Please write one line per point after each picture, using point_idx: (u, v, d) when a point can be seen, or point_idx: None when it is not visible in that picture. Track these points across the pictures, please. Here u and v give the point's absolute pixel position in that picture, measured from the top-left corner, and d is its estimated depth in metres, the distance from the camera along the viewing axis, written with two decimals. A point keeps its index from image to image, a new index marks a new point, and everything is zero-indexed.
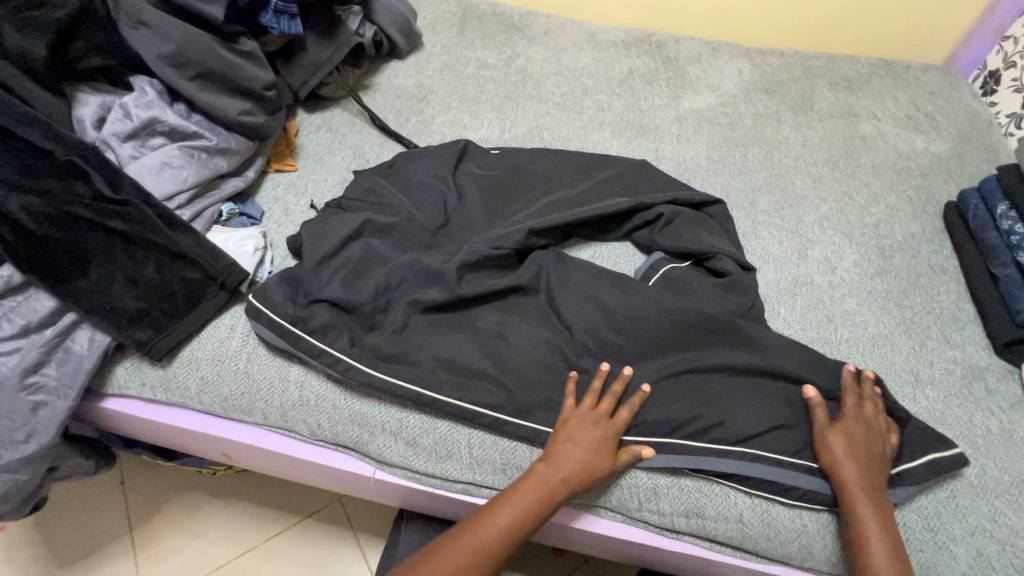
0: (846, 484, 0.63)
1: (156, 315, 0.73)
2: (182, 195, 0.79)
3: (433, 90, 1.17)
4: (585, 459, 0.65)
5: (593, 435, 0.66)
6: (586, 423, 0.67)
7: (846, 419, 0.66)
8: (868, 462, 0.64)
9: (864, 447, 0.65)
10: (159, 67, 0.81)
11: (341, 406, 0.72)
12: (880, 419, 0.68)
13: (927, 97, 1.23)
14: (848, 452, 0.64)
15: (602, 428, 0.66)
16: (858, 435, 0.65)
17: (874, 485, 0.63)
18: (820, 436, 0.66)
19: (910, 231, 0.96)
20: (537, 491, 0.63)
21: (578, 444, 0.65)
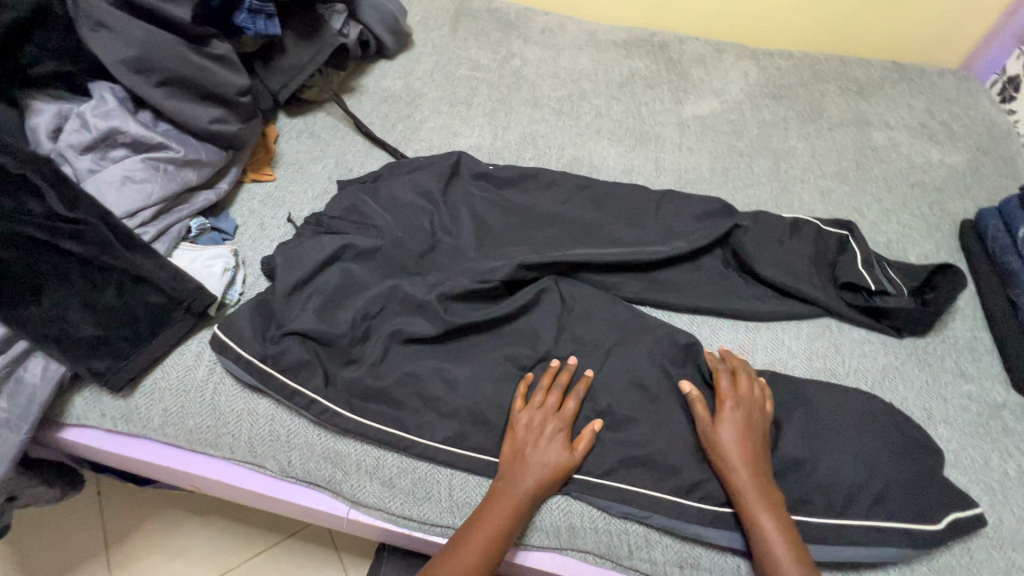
0: (743, 492, 0.60)
1: (115, 342, 0.68)
2: (146, 211, 0.74)
3: (423, 93, 1.11)
4: (543, 477, 0.62)
5: (551, 448, 0.63)
6: (543, 435, 0.64)
7: (725, 406, 0.65)
8: (756, 455, 0.62)
9: (751, 436, 0.63)
10: (121, 73, 0.75)
11: (314, 443, 0.68)
12: (755, 391, 0.67)
13: (943, 105, 1.16)
14: (738, 446, 0.62)
15: (558, 440, 0.64)
16: (738, 417, 0.64)
17: (765, 481, 0.61)
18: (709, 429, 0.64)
19: (924, 251, 0.90)
20: (500, 517, 0.61)
21: (537, 460, 0.63)
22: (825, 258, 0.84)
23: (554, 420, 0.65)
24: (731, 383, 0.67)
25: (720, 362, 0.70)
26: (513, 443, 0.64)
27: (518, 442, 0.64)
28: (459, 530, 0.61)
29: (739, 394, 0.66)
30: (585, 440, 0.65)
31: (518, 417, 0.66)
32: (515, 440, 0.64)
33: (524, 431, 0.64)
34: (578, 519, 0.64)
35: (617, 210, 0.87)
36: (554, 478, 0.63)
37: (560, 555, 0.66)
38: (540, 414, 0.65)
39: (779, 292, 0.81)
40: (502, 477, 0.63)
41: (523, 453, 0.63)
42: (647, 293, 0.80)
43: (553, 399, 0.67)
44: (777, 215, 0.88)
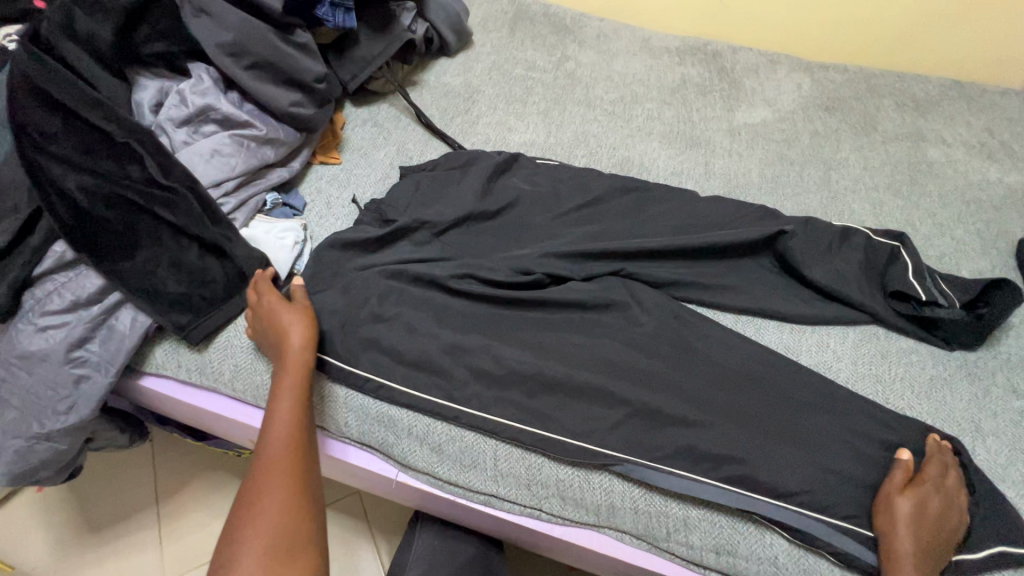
0: (899, 553, 0.59)
1: (196, 300, 0.74)
2: (229, 183, 0.81)
3: (481, 90, 1.16)
4: (301, 349, 0.67)
5: (293, 324, 0.68)
6: (292, 313, 0.69)
7: (925, 485, 0.62)
8: (931, 535, 0.59)
9: (936, 520, 0.60)
10: (216, 55, 0.82)
11: (369, 406, 0.72)
12: (961, 493, 0.63)
13: (1004, 125, 1.14)
14: (914, 518, 0.60)
15: (298, 317, 0.68)
16: (928, 496, 0.61)
17: (930, 559, 0.59)
18: (887, 497, 0.62)
19: (977, 267, 0.90)
20: (281, 403, 0.63)
21: (290, 329, 0.67)
22: (873, 266, 0.84)
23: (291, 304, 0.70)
24: (926, 478, 0.63)
25: (937, 449, 0.66)
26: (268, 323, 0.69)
27: (273, 318, 0.69)
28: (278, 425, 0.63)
29: (931, 478, 0.63)
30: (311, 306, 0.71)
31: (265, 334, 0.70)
32: (272, 321, 0.68)
33: (282, 312, 0.69)
34: (619, 499, 0.66)
35: (666, 207, 0.89)
36: (304, 355, 0.67)
37: (597, 533, 0.69)
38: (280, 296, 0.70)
39: (825, 296, 0.82)
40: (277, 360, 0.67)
41: (285, 331, 0.67)
42: (693, 288, 0.81)
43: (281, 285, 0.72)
44: (826, 222, 0.89)
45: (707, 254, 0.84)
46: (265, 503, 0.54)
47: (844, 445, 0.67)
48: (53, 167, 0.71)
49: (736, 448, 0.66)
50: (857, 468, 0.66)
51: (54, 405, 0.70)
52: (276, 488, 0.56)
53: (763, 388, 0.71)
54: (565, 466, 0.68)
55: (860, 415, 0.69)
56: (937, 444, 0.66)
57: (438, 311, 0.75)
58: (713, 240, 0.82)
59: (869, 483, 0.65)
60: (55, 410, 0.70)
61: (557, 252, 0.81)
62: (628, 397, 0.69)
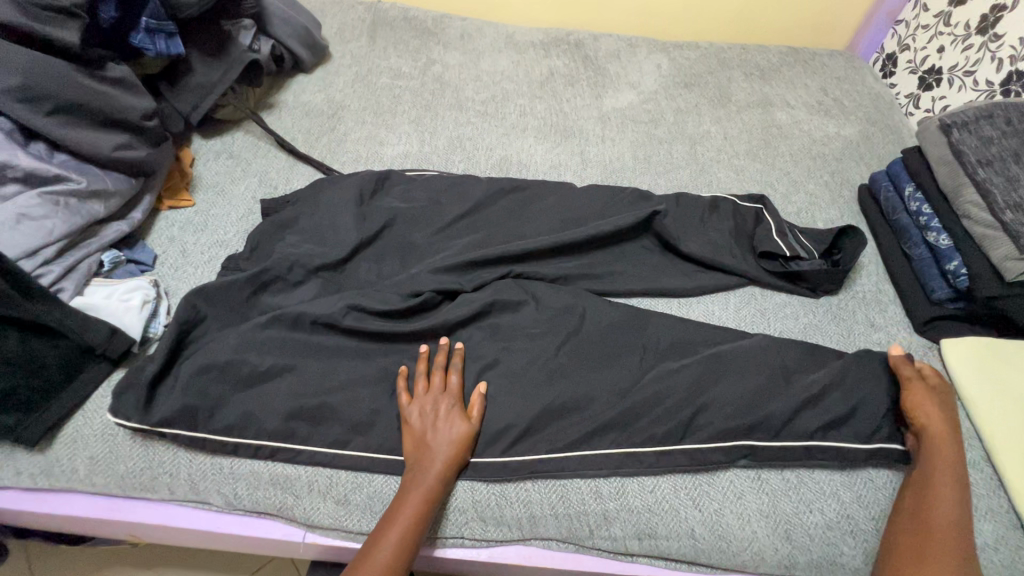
0: (935, 441, 0.66)
1: (25, 394, 0.63)
2: (49, 249, 0.69)
3: (345, 105, 1.09)
4: (448, 464, 0.63)
5: (455, 436, 0.64)
6: (431, 423, 0.64)
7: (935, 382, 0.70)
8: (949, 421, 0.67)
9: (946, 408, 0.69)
10: (4, 103, 0.70)
11: (260, 471, 0.65)
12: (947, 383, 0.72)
13: (835, 83, 1.27)
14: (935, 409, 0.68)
15: (457, 427, 0.65)
16: (930, 409, 0.68)
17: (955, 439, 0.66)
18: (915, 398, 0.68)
19: (829, 216, 0.98)
20: (391, 531, 0.59)
21: (442, 443, 0.63)
22: (743, 231, 0.90)
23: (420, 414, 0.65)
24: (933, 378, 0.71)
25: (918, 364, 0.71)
26: (412, 437, 0.64)
27: (417, 435, 0.64)
28: (386, 514, 0.60)
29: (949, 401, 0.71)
30: (477, 415, 0.67)
31: (409, 410, 0.66)
32: (414, 434, 0.64)
33: (418, 427, 0.65)
34: (538, 507, 0.65)
35: (547, 203, 0.89)
36: (452, 468, 0.63)
37: (524, 546, 0.67)
38: (429, 400, 0.66)
39: (705, 266, 0.86)
40: (411, 475, 0.62)
41: (428, 450, 0.63)
42: (584, 280, 0.82)
43: (437, 381, 0.68)
44: (696, 195, 0.93)
45: (593, 244, 0.84)
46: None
47: None
48: None
49: (643, 432, 0.67)
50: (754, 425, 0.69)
51: None
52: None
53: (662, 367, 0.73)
54: (480, 487, 0.66)
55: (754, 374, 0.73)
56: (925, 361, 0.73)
57: (322, 353, 0.70)
58: (597, 230, 0.83)
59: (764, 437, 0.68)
60: None
61: (443, 267, 0.78)
62: (533, 403, 0.68)
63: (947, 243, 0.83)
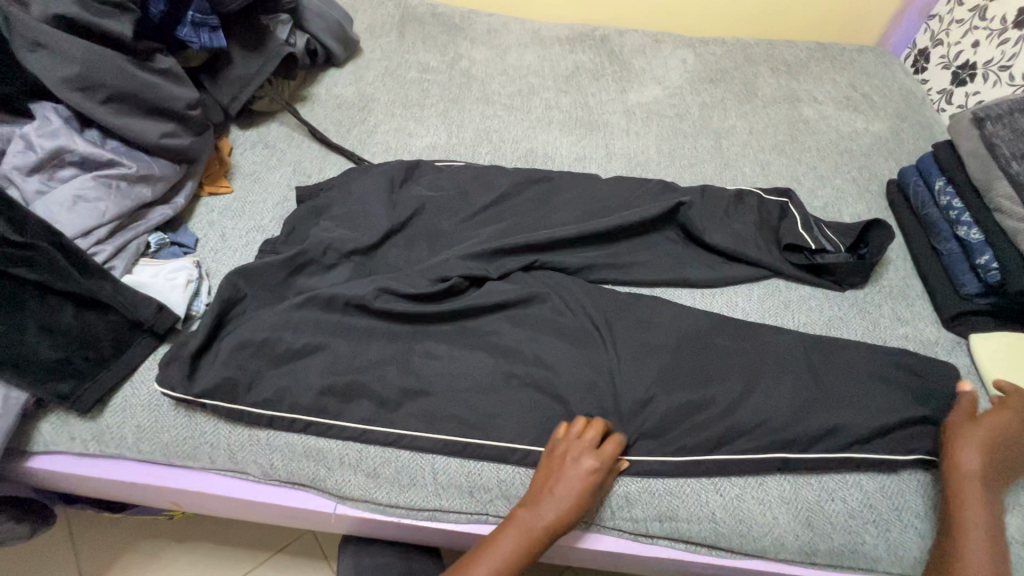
0: (968, 474, 0.62)
1: (79, 363, 0.67)
2: (102, 229, 0.73)
3: (375, 98, 1.12)
4: (571, 509, 0.61)
5: (584, 480, 0.62)
6: (567, 471, 0.62)
7: (996, 413, 0.66)
8: (996, 457, 0.63)
9: (1002, 444, 0.64)
10: (63, 92, 0.74)
11: (295, 444, 0.68)
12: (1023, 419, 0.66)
13: (864, 79, 1.26)
14: (982, 443, 0.64)
15: (591, 471, 0.62)
16: (979, 444, 0.64)
17: (994, 479, 0.63)
18: (957, 430, 0.66)
19: (856, 211, 0.98)
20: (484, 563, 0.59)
21: (567, 494, 0.61)
22: (768, 224, 0.90)
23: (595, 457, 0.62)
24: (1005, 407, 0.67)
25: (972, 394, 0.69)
26: (547, 470, 0.63)
27: (552, 471, 0.62)
28: (489, 539, 0.61)
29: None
30: (613, 456, 0.64)
31: (558, 445, 0.64)
32: (552, 466, 0.63)
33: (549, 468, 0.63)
34: None
35: (572, 193, 0.90)
36: (568, 526, 0.61)
37: None
38: (575, 441, 0.63)
39: (729, 258, 0.86)
40: (528, 510, 0.62)
41: (557, 492, 0.61)
42: (608, 269, 0.83)
43: (588, 424, 0.64)
44: (721, 188, 0.94)
45: (617, 235, 0.86)
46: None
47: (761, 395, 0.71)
48: None
49: (664, 416, 0.68)
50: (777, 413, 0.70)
51: None
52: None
53: (684, 354, 0.74)
54: (505, 466, 0.67)
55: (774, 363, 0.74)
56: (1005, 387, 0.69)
57: (354, 333, 0.73)
58: (621, 220, 0.84)
59: None
60: None
61: (470, 254, 0.80)
62: (557, 387, 0.70)
63: (977, 237, 0.83)
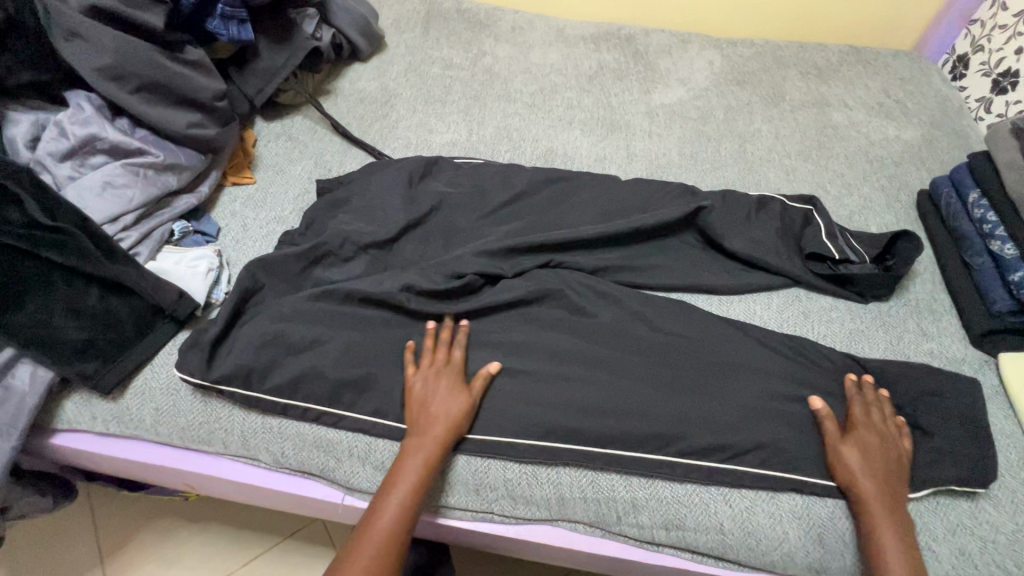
0: (865, 497, 0.62)
1: (103, 346, 0.69)
2: (128, 216, 0.75)
3: (398, 93, 1.13)
4: (439, 442, 0.64)
5: (454, 413, 0.66)
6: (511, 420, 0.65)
7: (858, 429, 0.66)
8: (886, 473, 0.63)
9: (888, 461, 0.64)
10: (96, 81, 0.76)
11: (306, 433, 0.69)
12: (897, 431, 0.67)
13: (898, 84, 1.22)
14: (865, 463, 0.63)
15: (459, 402, 0.66)
16: (874, 464, 0.63)
17: (891, 496, 0.62)
18: (835, 454, 0.65)
19: (884, 221, 0.95)
20: (399, 488, 0.62)
21: (416, 423, 0.65)
22: (790, 231, 0.88)
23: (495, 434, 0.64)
24: (855, 423, 0.66)
25: (855, 390, 0.70)
26: (412, 406, 0.67)
27: (418, 402, 0.67)
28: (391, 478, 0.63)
29: (892, 446, 0.65)
30: (480, 389, 0.68)
31: (411, 379, 0.68)
32: (414, 403, 0.66)
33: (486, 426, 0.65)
34: (567, 489, 0.66)
35: (590, 194, 0.89)
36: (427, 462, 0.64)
37: (551, 527, 0.68)
38: (430, 373, 0.68)
39: (748, 265, 0.84)
40: (409, 446, 0.65)
41: (422, 427, 0.65)
42: (624, 271, 0.82)
43: (439, 356, 0.70)
44: (743, 193, 0.92)
45: (635, 237, 0.85)
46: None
47: (775, 407, 0.70)
48: None
49: (674, 423, 0.67)
50: (792, 426, 0.68)
51: None
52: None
53: (697, 361, 0.73)
54: (511, 465, 0.67)
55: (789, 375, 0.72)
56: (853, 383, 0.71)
57: (368, 326, 0.73)
58: (639, 223, 0.83)
59: (799, 439, 0.67)
60: None
61: (486, 252, 0.80)
62: (567, 388, 0.69)
63: (1012, 253, 0.80)
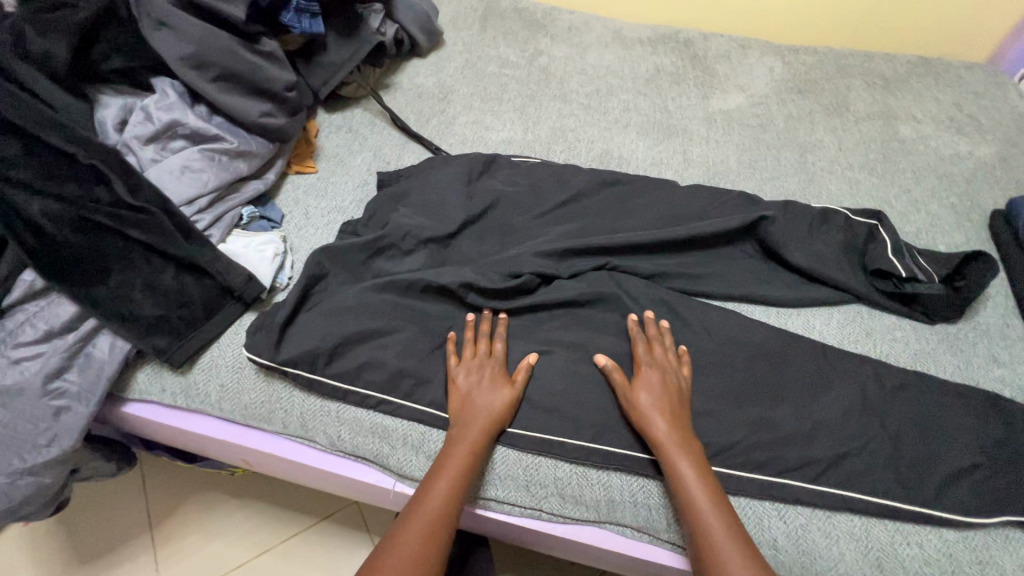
0: (655, 435, 0.63)
1: (176, 322, 0.72)
2: (203, 199, 0.78)
3: (455, 90, 1.14)
4: (485, 432, 0.66)
5: (497, 402, 0.67)
6: (672, 387, 0.67)
7: (642, 370, 0.68)
8: (668, 413, 0.65)
9: (670, 404, 0.66)
10: (180, 69, 0.80)
11: (363, 419, 0.71)
12: (677, 377, 0.69)
13: (971, 99, 1.17)
14: (650, 400, 0.65)
15: (501, 392, 0.67)
16: (667, 406, 0.65)
17: (680, 435, 0.64)
18: (625, 393, 0.67)
19: (953, 240, 0.92)
20: (442, 477, 0.63)
21: (461, 411, 0.67)
22: (854, 246, 0.85)
23: (647, 390, 0.66)
24: (641, 364, 0.69)
25: (638, 331, 0.73)
26: (457, 397, 0.68)
27: (461, 394, 0.68)
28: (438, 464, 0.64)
29: (667, 392, 0.67)
30: (521, 380, 0.69)
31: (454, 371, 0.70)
32: (458, 394, 0.68)
33: (646, 379, 0.67)
34: (618, 492, 0.66)
35: (647, 198, 0.89)
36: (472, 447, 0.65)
37: (598, 529, 0.69)
38: (474, 365, 0.70)
39: (808, 278, 0.83)
40: (453, 433, 0.66)
41: (467, 419, 0.66)
42: (681, 278, 0.81)
43: (482, 348, 0.71)
44: (805, 205, 0.90)
45: (692, 244, 0.84)
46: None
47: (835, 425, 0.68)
48: (14, 193, 0.69)
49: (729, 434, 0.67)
50: (853, 446, 0.67)
51: (35, 439, 0.68)
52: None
53: (754, 373, 0.72)
54: (563, 465, 0.68)
55: (850, 393, 0.71)
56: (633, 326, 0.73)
57: (426, 318, 0.75)
58: (698, 230, 0.82)
59: (860, 460, 0.66)
60: (36, 443, 0.68)
61: (543, 251, 0.80)
62: (622, 392, 0.69)
63: None
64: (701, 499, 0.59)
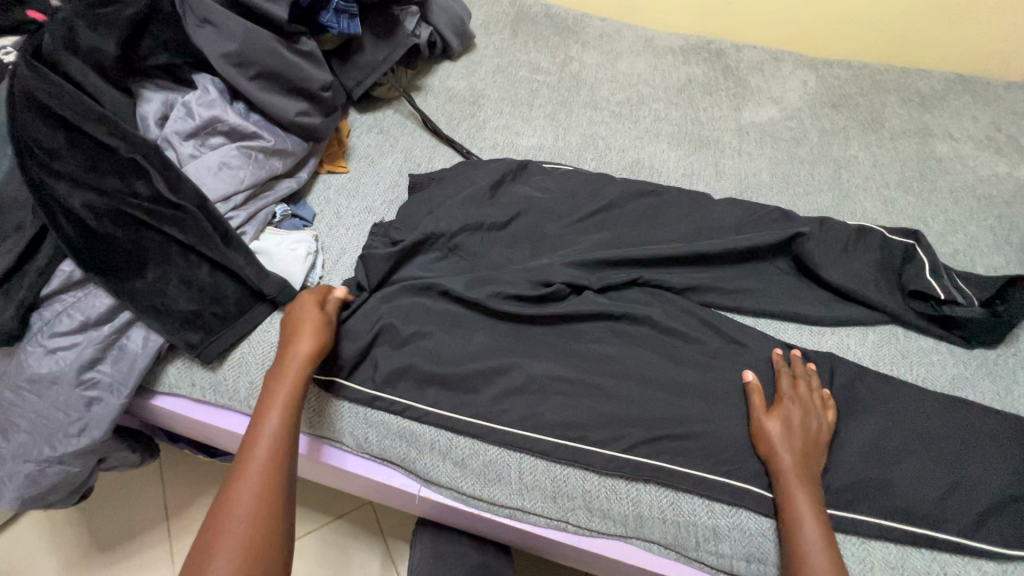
0: (782, 470, 0.62)
1: (209, 318, 0.73)
2: (238, 196, 0.79)
3: (486, 94, 1.14)
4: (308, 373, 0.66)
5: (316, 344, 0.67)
6: (811, 429, 0.65)
7: (782, 404, 0.67)
8: (804, 449, 0.63)
9: (804, 440, 0.64)
10: (221, 66, 0.81)
11: (391, 422, 0.71)
12: (822, 414, 0.67)
13: (1010, 119, 1.14)
14: (783, 435, 0.64)
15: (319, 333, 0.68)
16: (800, 442, 0.64)
17: (808, 471, 0.62)
18: (757, 422, 0.66)
19: (992, 263, 0.90)
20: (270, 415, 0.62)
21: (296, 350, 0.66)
22: (890, 266, 0.84)
23: (782, 423, 0.65)
24: (782, 396, 0.68)
25: (784, 365, 0.72)
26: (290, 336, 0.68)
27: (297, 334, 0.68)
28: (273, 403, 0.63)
29: (810, 428, 0.65)
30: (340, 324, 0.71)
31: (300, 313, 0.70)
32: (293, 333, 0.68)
33: (785, 411, 0.66)
34: (646, 508, 0.65)
35: (679, 210, 0.88)
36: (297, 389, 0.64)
37: (624, 544, 0.68)
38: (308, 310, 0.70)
39: (843, 297, 0.81)
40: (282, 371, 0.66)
41: (299, 335, 0.67)
42: (712, 292, 0.80)
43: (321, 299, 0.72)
44: (841, 222, 0.88)
45: (725, 258, 0.83)
46: (237, 506, 0.56)
47: (868, 448, 0.67)
48: (57, 185, 0.70)
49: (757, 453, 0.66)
50: (888, 471, 0.65)
51: (66, 428, 0.68)
52: (251, 495, 0.56)
53: None
54: (591, 477, 0.67)
55: (885, 417, 0.69)
56: (780, 360, 0.72)
57: (457, 323, 0.75)
58: (731, 245, 0.81)
59: (896, 485, 0.64)
60: (67, 433, 0.68)
61: (575, 261, 0.80)
62: (653, 405, 0.68)
63: None
64: (812, 535, 0.59)
